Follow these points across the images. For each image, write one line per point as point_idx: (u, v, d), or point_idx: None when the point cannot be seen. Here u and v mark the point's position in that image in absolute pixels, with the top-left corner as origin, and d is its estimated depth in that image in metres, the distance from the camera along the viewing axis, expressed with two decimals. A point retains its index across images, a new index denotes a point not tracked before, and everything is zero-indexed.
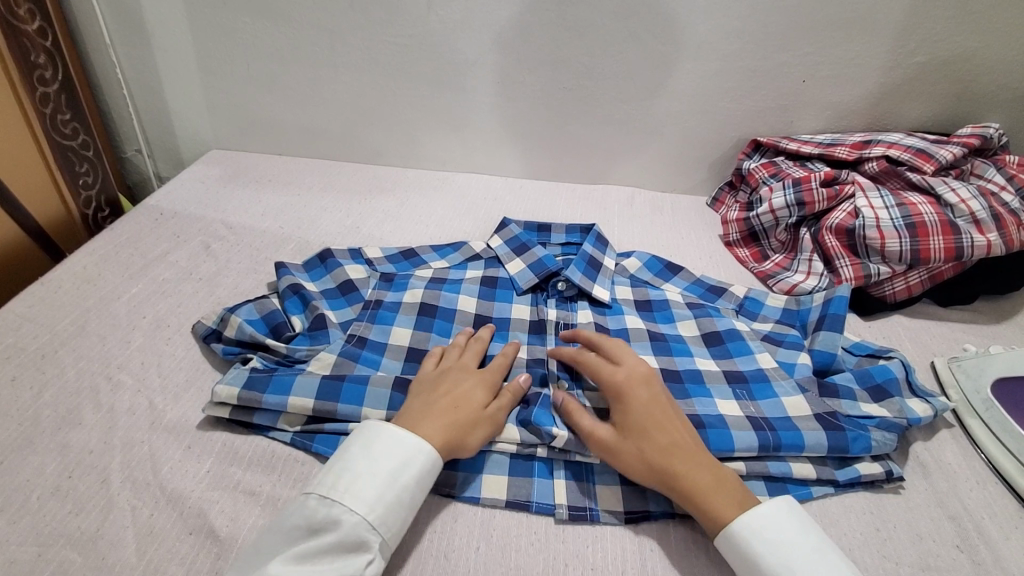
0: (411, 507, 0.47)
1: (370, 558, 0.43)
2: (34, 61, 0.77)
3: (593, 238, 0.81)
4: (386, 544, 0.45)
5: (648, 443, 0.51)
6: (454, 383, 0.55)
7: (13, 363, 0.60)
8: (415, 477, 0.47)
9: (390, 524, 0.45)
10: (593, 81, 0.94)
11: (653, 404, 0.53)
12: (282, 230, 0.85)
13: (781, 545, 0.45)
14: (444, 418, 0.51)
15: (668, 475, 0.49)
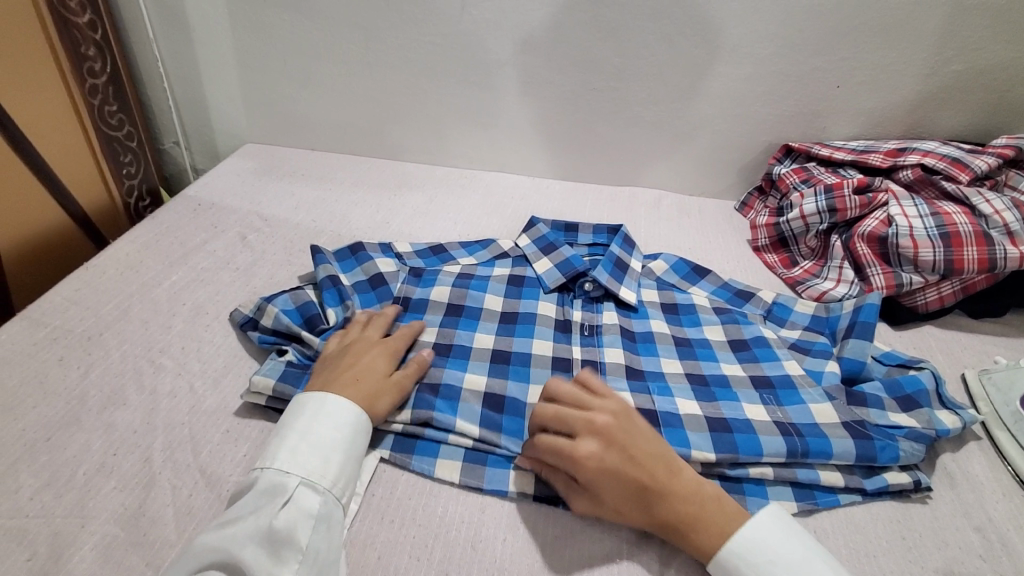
0: (328, 448, 0.50)
1: (293, 499, 0.46)
2: (83, 53, 0.80)
3: (620, 239, 0.82)
4: (309, 482, 0.47)
5: (633, 506, 0.48)
6: (356, 355, 0.58)
7: (61, 344, 0.62)
8: (318, 425, 0.51)
9: (305, 466, 0.48)
10: (623, 83, 0.94)
11: (624, 465, 0.49)
12: (315, 224, 0.87)
13: (774, 564, 0.45)
14: (353, 393, 0.53)
15: (662, 525, 0.48)
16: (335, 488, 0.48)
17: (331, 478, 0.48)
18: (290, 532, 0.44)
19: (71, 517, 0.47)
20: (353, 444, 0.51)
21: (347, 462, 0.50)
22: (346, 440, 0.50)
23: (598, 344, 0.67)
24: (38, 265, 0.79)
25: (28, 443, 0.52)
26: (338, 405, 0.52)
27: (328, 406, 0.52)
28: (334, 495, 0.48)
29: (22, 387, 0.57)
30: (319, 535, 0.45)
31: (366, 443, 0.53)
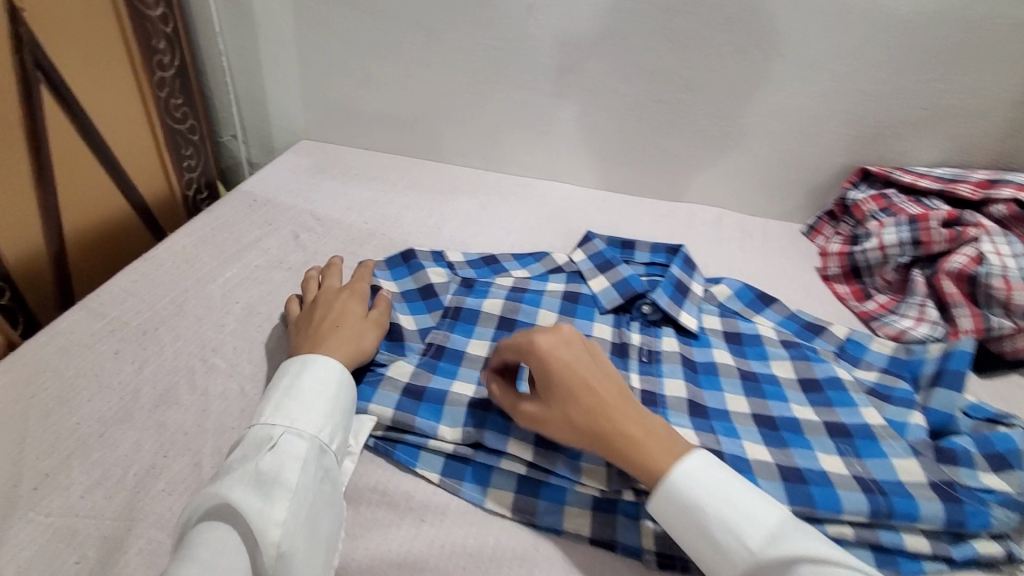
0: (313, 399, 0.50)
1: (280, 446, 0.46)
2: (154, 46, 0.80)
3: (680, 260, 0.78)
4: (295, 431, 0.47)
5: (575, 412, 0.48)
6: (329, 305, 0.61)
7: (118, 336, 0.62)
8: (303, 379, 0.51)
9: (290, 415, 0.48)
10: (690, 95, 0.90)
11: (577, 368, 0.49)
12: (367, 226, 0.86)
13: (718, 504, 0.45)
14: (341, 336, 0.57)
15: (601, 438, 0.47)
16: (323, 436, 0.49)
17: (317, 426, 0.49)
18: (278, 475, 0.45)
19: (120, 519, 0.47)
20: (338, 397, 0.51)
21: (333, 413, 0.50)
22: (330, 393, 0.51)
23: (658, 372, 0.64)
24: (100, 253, 0.80)
25: (81, 438, 0.52)
26: (323, 360, 0.53)
27: (313, 363, 0.53)
28: (322, 443, 0.48)
29: (78, 378, 0.57)
30: (308, 479, 0.46)
31: (353, 398, 0.53)
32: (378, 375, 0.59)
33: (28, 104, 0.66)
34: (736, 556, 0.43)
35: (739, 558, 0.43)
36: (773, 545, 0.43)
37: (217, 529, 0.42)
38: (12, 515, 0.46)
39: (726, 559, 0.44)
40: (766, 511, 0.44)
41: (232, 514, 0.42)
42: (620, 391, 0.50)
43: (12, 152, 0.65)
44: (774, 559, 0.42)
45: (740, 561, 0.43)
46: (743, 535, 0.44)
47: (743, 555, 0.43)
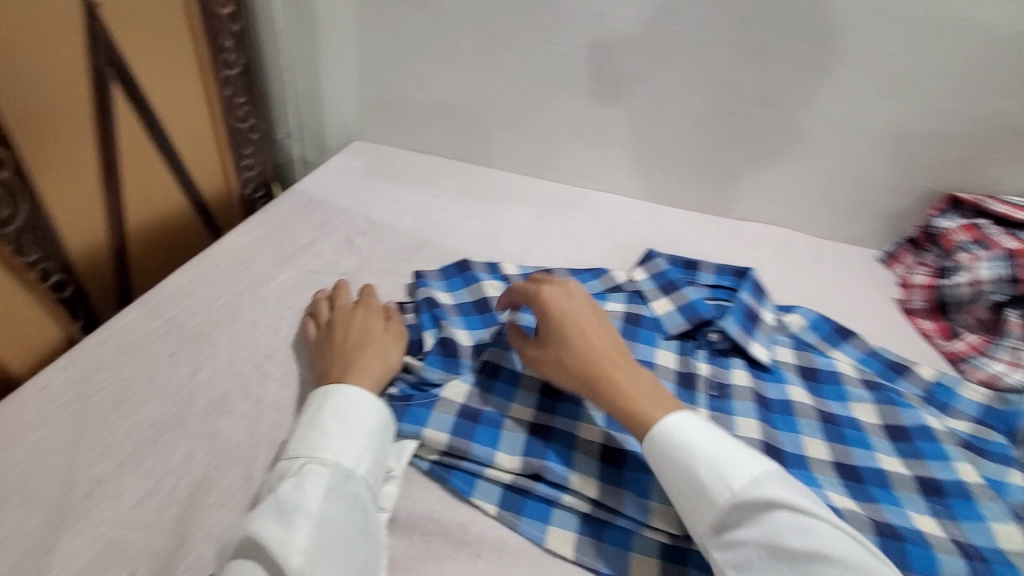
0: (332, 425, 0.48)
1: (301, 475, 0.45)
2: (221, 44, 0.80)
3: (750, 285, 0.74)
4: (316, 459, 0.46)
5: (563, 351, 0.53)
6: (345, 325, 0.59)
7: (174, 337, 0.62)
8: (325, 406, 0.49)
9: (311, 443, 0.47)
10: (764, 110, 0.85)
11: (574, 316, 0.55)
12: (420, 233, 0.84)
13: (702, 446, 0.46)
14: (368, 356, 0.55)
15: (583, 377, 0.52)
16: (347, 461, 0.46)
17: (339, 452, 0.46)
18: (297, 503, 0.42)
19: (171, 534, 0.46)
20: (362, 420, 0.49)
21: (358, 436, 0.48)
22: (351, 415, 0.49)
23: (729, 409, 0.60)
24: (159, 250, 0.80)
25: (136, 444, 0.51)
26: (343, 386, 0.51)
27: (337, 390, 0.51)
28: (346, 469, 0.46)
29: (135, 379, 0.57)
30: (331, 506, 0.43)
31: (383, 419, 0.50)
32: (432, 396, 0.56)
33: (98, 102, 0.66)
34: (716, 496, 0.44)
35: (720, 498, 0.43)
36: (752, 487, 0.43)
37: (243, 565, 0.40)
38: (67, 522, 0.46)
39: (707, 500, 0.44)
40: (748, 459, 0.45)
41: (257, 548, 0.41)
42: (613, 342, 0.53)
43: (82, 149, 0.66)
44: (752, 500, 0.42)
45: (720, 502, 0.43)
46: (724, 476, 0.44)
47: (723, 495, 0.43)
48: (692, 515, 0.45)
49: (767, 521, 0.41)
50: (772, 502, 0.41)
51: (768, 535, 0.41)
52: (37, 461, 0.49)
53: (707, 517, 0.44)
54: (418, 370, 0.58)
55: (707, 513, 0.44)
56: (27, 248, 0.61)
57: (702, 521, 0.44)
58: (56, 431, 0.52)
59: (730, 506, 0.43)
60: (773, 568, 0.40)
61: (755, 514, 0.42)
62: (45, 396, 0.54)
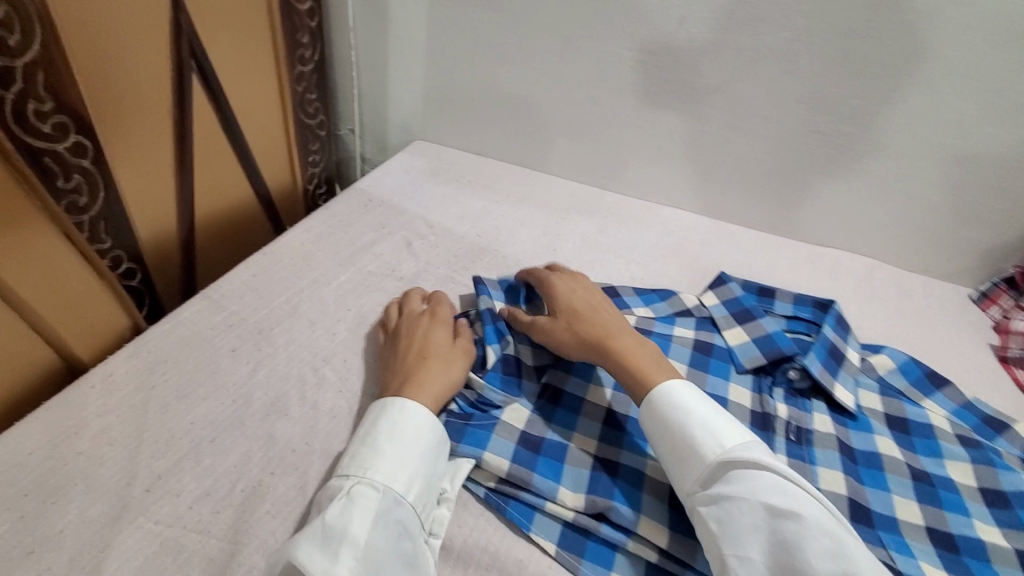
0: (386, 444, 0.46)
1: (350, 497, 0.43)
2: (298, 40, 0.81)
3: (833, 319, 0.68)
4: (367, 480, 0.44)
5: (567, 318, 0.58)
6: (410, 334, 0.57)
7: (235, 333, 0.61)
8: (380, 422, 0.48)
9: (363, 463, 0.45)
10: (857, 129, 0.78)
11: (577, 295, 0.61)
12: (480, 239, 0.82)
13: (698, 411, 0.49)
14: (430, 370, 0.53)
15: (586, 342, 0.56)
16: (398, 485, 0.44)
17: (390, 475, 0.44)
18: (344, 529, 0.41)
19: (225, 539, 0.45)
20: (416, 440, 0.47)
21: (411, 458, 0.46)
22: (406, 436, 0.47)
23: (810, 458, 0.56)
24: (224, 241, 0.81)
25: (194, 441, 0.51)
26: (400, 401, 0.49)
27: (393, 406, 0.49)
28: (397, 493, 0.44)
29: (196, 374, 0.56)
30: (378, 535, 0.41)
31: (437, 440, 0.49)
32: (493, 419, 0.54)
33: (177, 92, 0.66)
34: (706, 453, 0.46)
35: (709, 456, 0.46)
36: (740, 449, 0.45)
37: None
38: (124, 518, 0.45)
39: (697, 457, 0.47)
40: (737, 427, 0.48)
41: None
42: (610, 314, 0.59)
43: (157, 139, 0.66)
44: (739, 460, 0.45)
45: (708, 460, 0.46)
46: (715, 437, 0.47)
47: (713, 453, 0.46)
48: (679, 472, 0.47)
49: (749, 480, 0.44)
50: (757, 462, 0.44)
51: (750, 491, 0.43)
52: (99, 451, 0.49)
53: (694, 474, 0.46)
54: (478, 390, 0.56)
55: (695, 469, 0.46)
56: (101, 235, 0.62)
57: (690, 477, 0.47)
58: (119, 421, 0.52)
59: (717, 465, 0.46)
60: (753, 521, 0.42)
61: (740, 473, 0.45)
62: (110, 384, 0.54)
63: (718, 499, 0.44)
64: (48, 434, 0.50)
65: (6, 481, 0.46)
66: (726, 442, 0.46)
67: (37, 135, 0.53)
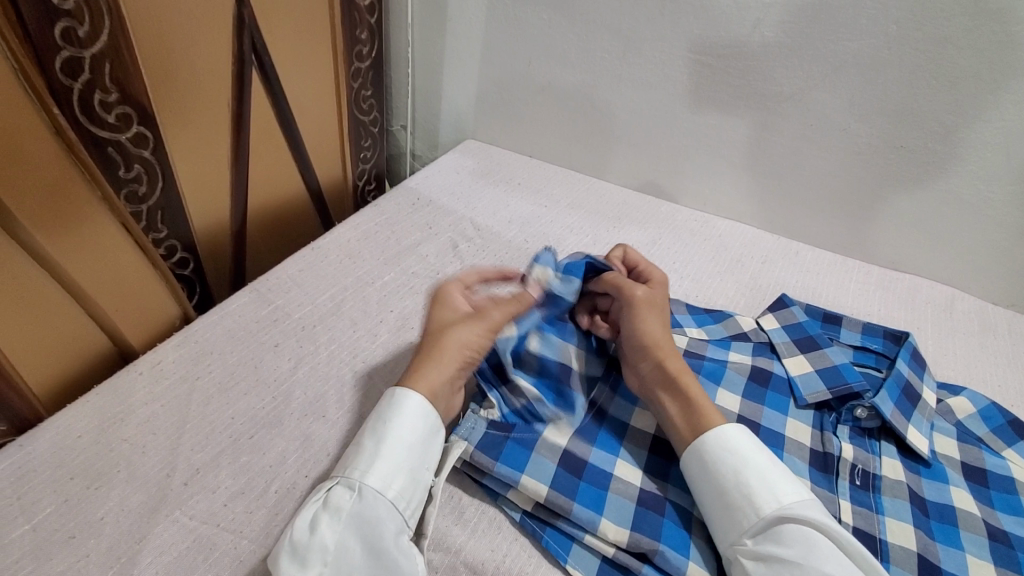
0: (367, 441, 0.45)
1: (326, 498, 0.42)
2: (357, 37, 0.83)
3: (908, 353, 0.62)
4: (343, 480, 0.43)
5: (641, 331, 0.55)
6: (442, 304, 0.55)
7: (279, 328, 0.61)
8: (367, 419, 0.47)
9: (344, 462, 0.44)
10: (946, 147, 0.71)
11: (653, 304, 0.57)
12: (528, 245, 0.80)
13: (760, 459, 0.46)
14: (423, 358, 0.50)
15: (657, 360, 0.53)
16: (373, 481, 0.43)
17: (366, 471, 0.43)
18: (312, 532, 0.40)
19: (257, 541, 0.44)
20: (399, 436, 0.45)
21: (392, 453, 0.44)
22: (386, 432, 0.45)
23: (876, 507, 0.51)
24: (274, 234, 0.82)
25: (233, 436, 0.51)
26: (388, 394, 0.48)
27: (382, 401, 0.48)
28: (373, 490, 0.42)
29: (240, 367, 0.57)
30: (348, 535, 0.40)
31: (422, 434, 0.46)
32: (535, 434, 0.51)
33: (238, 86, 0.67)
34: (761, 505, 0.44)
35: (765, 508, 0.43)
36: (801, 507, 0.43)
37: None
38: (161, 511, 0.45)
39: (750, 507, 0.44)
40: (795, 484, 0.45)
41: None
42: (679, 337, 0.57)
43: (216, 133, 0.67)
44: (799, 518, 0.42)
45: (764, 512, 0.43)
46: (774, 490, 0.44)
47: (769, 506, 0.43)
48: (725, 520, 0.45)
49: (809, 544, 0.41)
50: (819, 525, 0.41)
51: (808, 556, 0.40)
52: (142, 439, 0.50)
53: (744, 525, 0.44)
54: (527, 398, 0.53)
55: (745, 521, 0.44)
56: (157, 224, 0.63)
57: (737, 527, 0.44)
58: (164, 410, 0.52)
59: (771, 519, 0.43)
60: None
61: (797, 533, 0.42)
62: (157, 372, 0.55)
63: (767, 556, 0.41)
64: (96, 419, 0.51)
65: (55, 464, 0.47)
66: (785, 497, 0.44)
67: (102, 126, 0.54)
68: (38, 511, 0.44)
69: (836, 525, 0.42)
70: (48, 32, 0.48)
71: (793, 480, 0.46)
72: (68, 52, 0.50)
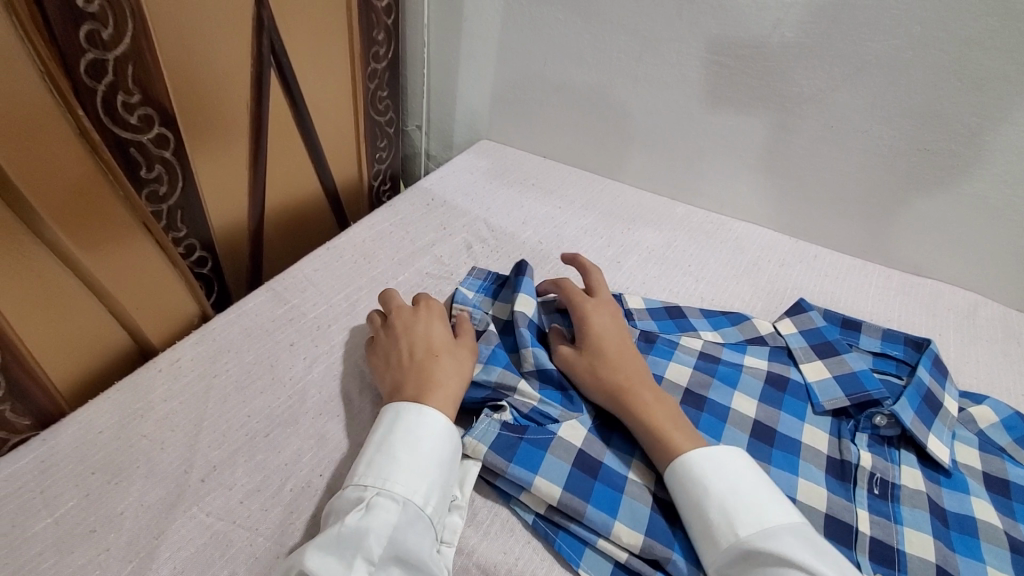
0: (404, 454, 0.45)
1: (369, 509, 0.42)
2: (374, 38, 0.84)
3: (929, 360, 0.61)
4: (386, 491, 0.43)
5: (603, 360, 0.55)
6: (441, 318, 0.58)
7: (295, 327, 0.62)
8: (397, 430, 0.46)
9: (382, 472, 0.44)
10: (971, 149, 0.70)
11: (614, 334, 0.57)
12: (541, 246, 0.79)
13: (738, 478, 0.45)
14: (441, 369, 0.52)
15: (615, 393, 0.52)
16: (418, 498, 0.43)
17: (410, 486, 0.43)
18: (361, 543, 0.40)
19: (273, 538, 0.45)
20: (439, 453, 0.46)
21: (431, 469, 0.45)
22: (430, 449, 0.46)
23: (895, 516, 0.50)
24: (290, 234, 0.82)
25: (249, 434, 0.51)
26: (418, 405, 0.48)
27: (408, 415, 0.47)
28: (417, 506, 0.43)
29: (256, 366, 0.57)
30: (396, 549, 0.40)
31: (456, 451, 0.47)
32: (550, 434, 0.51)
33: (256, 88, 0.68)
34: (721, 539, 0.43)
35: (743, 529, 0.43)
36: (761, 539, 0.42)
37: None
38: (179, 506, 0.46)
39: (712, 540, 0.44)
40: (765, 507, 0.43)
41: None
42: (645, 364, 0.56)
43: (234, 133, 0.67)
44: (760, 552, 0.41)
45: (741, 534, 0.42)
46: (754, 510, 0.43)
47: (729, 540, 0.43)
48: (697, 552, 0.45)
49: None
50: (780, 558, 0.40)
51: None
52: (161, 436, 0.51)
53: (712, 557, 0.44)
54: (533, 402, 0.53)
55: (721, 542, 0.43)
56: (176, 224, 0.64)
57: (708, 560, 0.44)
58: (182, 407, 0.53)
59: (734, 553, 0.42)
60: None
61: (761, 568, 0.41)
62: (176, 369, 0.56)
63: None
64: (117, 415, 0.52)
65: (77, 458, 0.48)
66: (746, 528, 0.43)
67: (125, 127, 0.55)
68: (60, 504, 0.45)
69: (803, 554, 0.40)
70: (73, 34, 0.49)
71: (764, 501, 0.44)
72: (92, 54, 0.50)
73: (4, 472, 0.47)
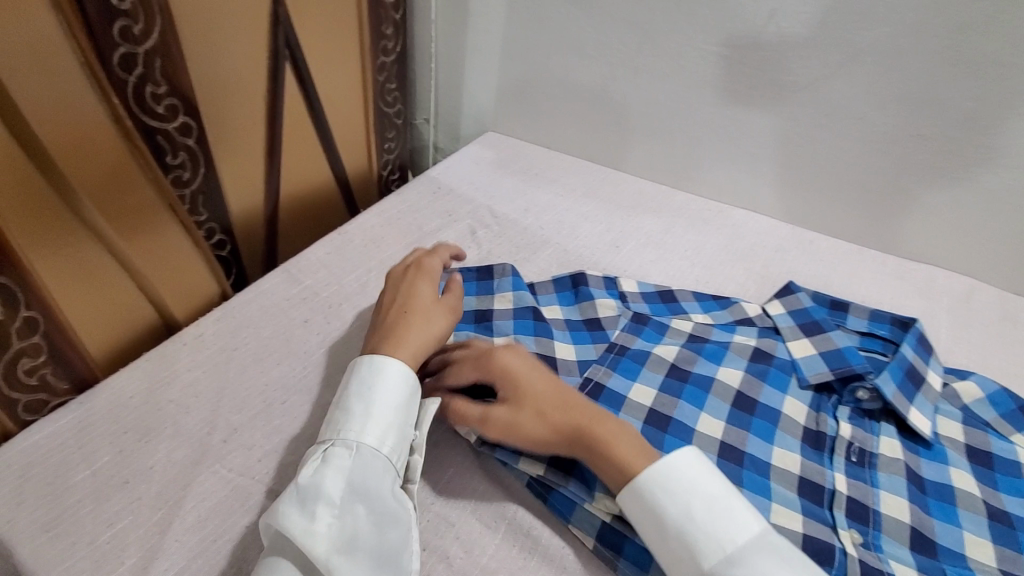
0: (354, 403, 0.48)
1: (325, 457, 0.45)
2: (383, 32, 0.87)
3: (914, 338, 0.63)
4: (341, 440, 0.46)
5: (543, 411, 0.50)
6: (427, 277, 0.59)
7: (308, 305, 0.66)
8: (351, 384, 0.49)
9: (336, 425, 0.47)
10: (964, 134, 0.72)
11: (546, 380, 0.52)
12: (543, 232, 0.83)
13: (690, 502, 0.44)
14: (409, 325, 0.54)
15: (578, 439, 0.48)
16: (371, 441, 0.46)
17: (361, 431, 0.47)
18: (318, 487, 0.43)
19: None
20: (387, 399, 0.48)
21: (382, 414, 0.48)
22: (379, 396, 0.48)
23: (873, 481, 0.53)
24: (303, 221, 0.87)
25: (268, 400, 0.56)
26: (368, 356, 0.50)
27: (359, 368, 0.50)
28: (370, 448, 0.46)
29: (273, 340, 0.61)
30: (351, 489, 0.44)
31: (411, 394, 0.50)
32: None
33: (271, 80, 0.72)
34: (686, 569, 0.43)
35: (706, 561, 0.43)
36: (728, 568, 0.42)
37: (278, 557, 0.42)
38: (203, 463, 0.50)
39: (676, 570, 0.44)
40: (725, 524, 0.43)
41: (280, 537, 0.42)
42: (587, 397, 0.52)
43: (252, 123, 0.71)
44: None
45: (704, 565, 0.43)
46: (714, 540, 0.43)
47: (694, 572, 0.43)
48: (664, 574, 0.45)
49: None
50: None
51: None
52: (186, 401, 0.55)
53: None
54: None
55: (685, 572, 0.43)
56: (198, 209, 0.68)
57: None
58: (204, 375, 0.57)
59: None
60: None
61: None
62: (199, 342, 0.60)
63: None
64: (146, 382, 0.56)
65: (110, 419, 0.53)
66: (709, 555, 0.43)
67: (152, 116, 0.59)
68: (96, 459, 0.50)
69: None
70: (109, 29, 0.53)
71: (723, 519, 0.43)
72: (124, 48, 0.54)
73: (47, 431, 0.51)
